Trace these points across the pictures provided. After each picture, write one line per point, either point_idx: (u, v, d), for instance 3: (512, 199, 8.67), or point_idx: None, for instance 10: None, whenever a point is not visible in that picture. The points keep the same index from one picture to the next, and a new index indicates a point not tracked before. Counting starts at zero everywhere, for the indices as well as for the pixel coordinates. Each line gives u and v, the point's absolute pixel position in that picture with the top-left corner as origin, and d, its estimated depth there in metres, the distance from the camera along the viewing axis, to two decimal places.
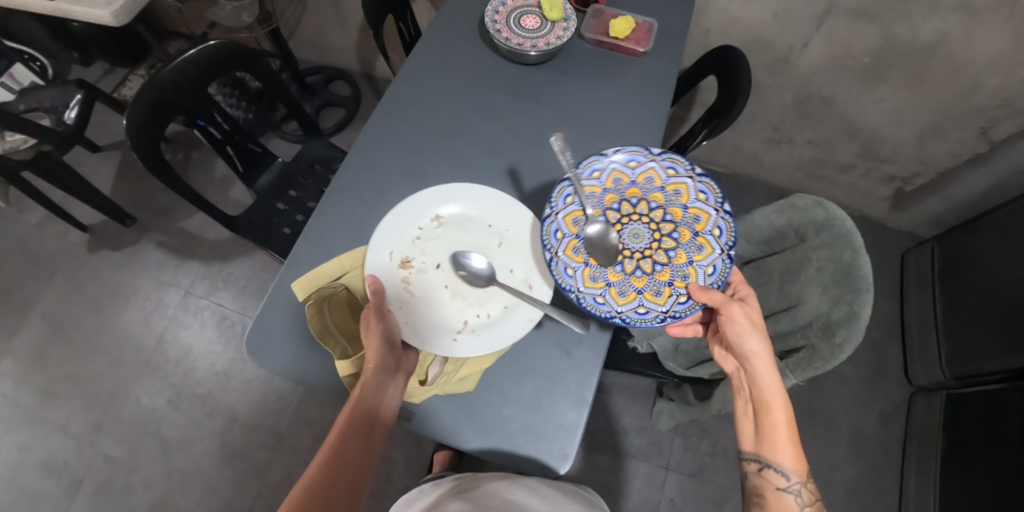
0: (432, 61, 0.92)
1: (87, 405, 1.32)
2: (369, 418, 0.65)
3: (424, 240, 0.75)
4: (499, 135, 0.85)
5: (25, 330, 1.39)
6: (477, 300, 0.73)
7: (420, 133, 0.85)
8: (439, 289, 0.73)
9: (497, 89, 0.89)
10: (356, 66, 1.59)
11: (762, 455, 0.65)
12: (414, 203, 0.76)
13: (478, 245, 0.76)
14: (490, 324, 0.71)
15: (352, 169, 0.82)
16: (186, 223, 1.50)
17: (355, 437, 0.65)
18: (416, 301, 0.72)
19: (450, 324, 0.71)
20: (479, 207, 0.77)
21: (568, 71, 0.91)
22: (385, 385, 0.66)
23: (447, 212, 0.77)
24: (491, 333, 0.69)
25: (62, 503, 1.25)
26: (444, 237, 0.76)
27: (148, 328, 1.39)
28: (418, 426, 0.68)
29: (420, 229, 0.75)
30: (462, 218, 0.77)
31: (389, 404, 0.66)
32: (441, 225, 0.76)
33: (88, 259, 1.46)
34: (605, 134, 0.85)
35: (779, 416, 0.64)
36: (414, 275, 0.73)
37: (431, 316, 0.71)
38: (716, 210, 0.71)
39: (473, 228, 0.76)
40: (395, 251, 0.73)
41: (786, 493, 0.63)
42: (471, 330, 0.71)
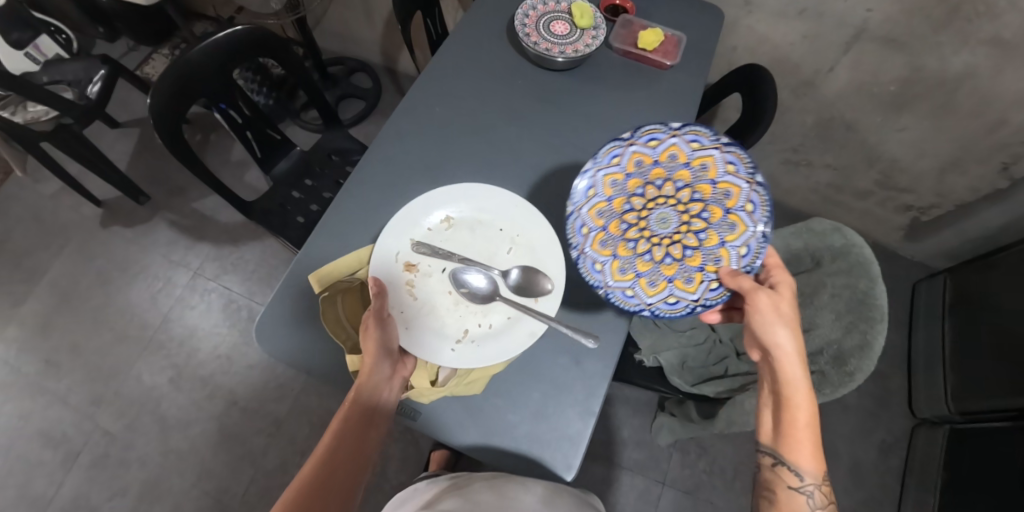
0: (459, 61, 0.92)
1: (89, 378, 1.33)
2: (367, 415, 0.66)
3: (432, 241, 0.75)
4: (522, 139, 0.85)
5: (34, 298, 1.40)
6: (480, 309, 0.72)
7: (442, 133, 0.85)
8: (443, 295, 0.73)
9: (521, 93, 0.89)
10: (379, 59, 1.59)
11: (778, 451, 0.62)
12: (426, 201, 0.76)
13: (485, 252, 0.75)
14: (491, 334, 0.70)
15: (372, 162, 0.82)
16: (200, 204, 1.50)
17: (353, 433, 0.65)
18: (419, 306, 0.72)
19: (450, 333, 0.70)
20: (490, 210, 0.77)
21: (594, 79, 0.91)
22: (383, 385, 0.66)
23: (458, 214, 0.76)
24: (490, 344, 0.68)
25: (57, 474, 1.26)
26: (453, 240, 0.75)
27: (155, 306, 1.40)
28: (422, 426, 0.68)
29: (429, 229, 0.75)
30: (474, 221, 0.76)
31: (386, 405, 0.66)
32: (450, 226, 0.76)
33: (101, 233, 1.47)
34: None
35: (800, 414, 0.61)
36: (419, 278, 0.73)
37: (432, 323, 0.71)
38: (748, 182, 0.69)
39: (484, 234, 0.76)
40: (399, 255, 0.73)
41: (799, 493, 0.61)
42: (470, 340, 0.70)
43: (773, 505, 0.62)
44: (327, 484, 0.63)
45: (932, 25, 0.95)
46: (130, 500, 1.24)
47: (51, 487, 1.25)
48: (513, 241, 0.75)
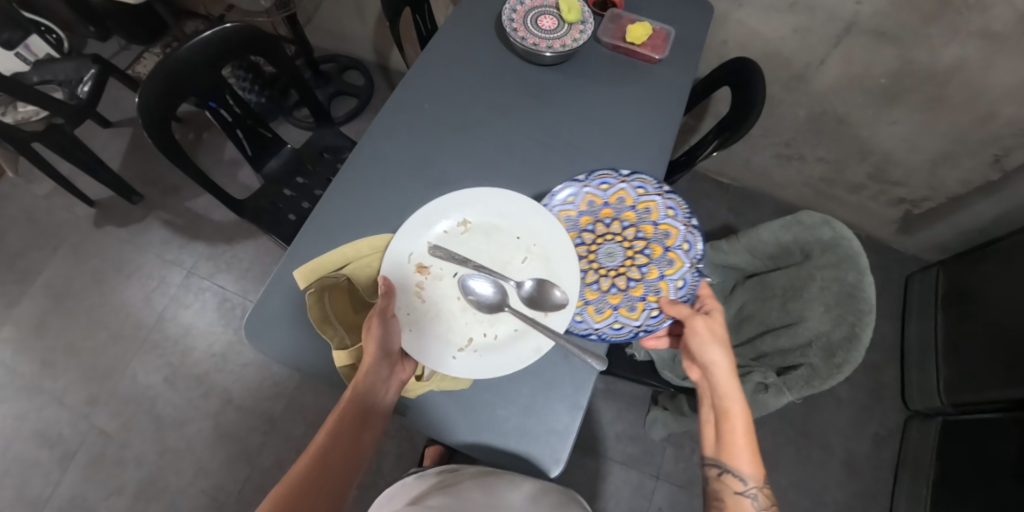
0: (447, 57, 0.91)
1: (84, 378, 1.33)
2: (363, 415, 0.66)
3: (447, 244, 0.74)
4: (511, 134, 0.85)
5: (29, 299, 1.40)
6: (488, 319, 0.71)
7: (431, 128, 0.85)
8: (452, 300, 0.72)
9: (510, 89, 0.89)
10: (371, 56, 1.59)
11: (721, 460, 0.63)
12: (443, 203, 0.75)
13: (498, 259, 0.74)
14: (494, 346, 0.69)
15: (361, 158, 0.82)
16: (193, 203, 1.50)
17: (348, 431, 0.65)
18: (426, 308, 0.71)
19: (454, 340, 0.69)
20: (507, 216, 0.76)
21: (582, 74, 0.91)
22: (380, 385, 0.66)
23: (475, 218, 0.76)
24: (493, 356, 0.67)
25: (54, 474, 1.26)
26: (468, 244, 0.74)
27: (149, 305, 1.40)
28: (411, 421, 0.68)
29: (445, 231, 0.75)
30: (490, 226, 0.75)
31: (381, 405, 0.66)
32: (467, 230, 0.75)
33: (94, 233, 1.47)
34: (614, 143, 0.85)
35: (737, 421, 0.62)
36: (429, 281, 0.72)
37: (438, 327, 0.70)
38: (684, 225, 0.76)
39: (500, 240, 0.75)
40: (412, 255, 0.73)
41: (744, 497, 0.61)
42: (473, 350, 0.69)
43: None
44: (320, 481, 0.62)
45: (922, 18, 0.95)
46: (127, 499, 1.24)
47: (48, 487, 1.25)
48: (531, 249, 0.74)
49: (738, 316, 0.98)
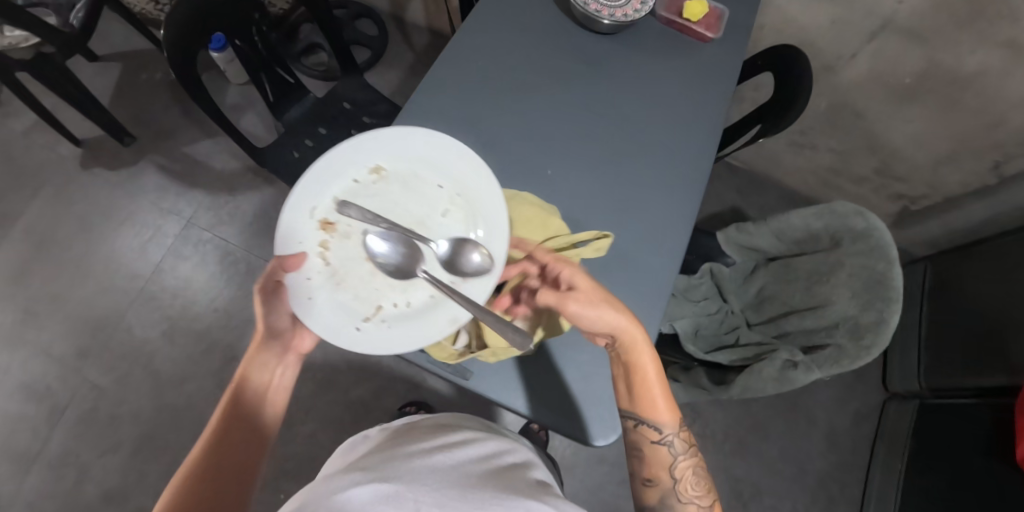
0: (502, 15, 0.89)
1: (73, 330, 1.28)
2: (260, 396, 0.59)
3: (356, 195, 0.65)
4: (567, 100, 0.85)
5: (7, 245, 1.32)
6: (402, 286, 0.63)
7: (485, 88, 0.83)
8: (360, 263, 0.63)
9: (560, 53, 0.88)
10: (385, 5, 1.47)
11: (636, 413, 0.62)
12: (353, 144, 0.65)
13: (416, 215, 0.66)
14: (409, 316, 0.62)
15: (416, 114, 0.80)
16: (192, 149, 1.39)
17: (247, 417, 0.57)
18: (330, 273, 0.62)
19: (360, 309, 0.62)
20: (434, 162, 0.67)
21: (637, 45, 0.91)
22: (272, 365, 0.61)
23: (389, 164, 0.66)
24: (406, 328, 0.61)
25: (42, 429, 1.24)
26: (381, 196, 0.66)
27: (144, 256, 1.32)
28: (476, 384, 0.69)
29: (356, 180, 0.65)
30: (410, 173, 0.67)
31: (276, 385, 0.61)
32: (380, 177, 0.66)
33: (81, 177, 1.37)
34: (665, 115, 0.86)
35: (650, 376, 0.60)
36: (336, 240, 0.63)
37: (343, 294, 0.62)
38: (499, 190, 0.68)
39: (420, 190, 0.67)
40: (315, 210, 0.63)
41: (661, 445, 0.62)
42: (381, 320, 0.61)
43: (643, 460, 0.63)
44: (218, 480, 0.51)
45: (955, 23, 0.98)
46: (123, 455, 1.22)
47: (37, 442, 1.23)
48: (453, 202, 0.67)
49: (755, 297, 1.05)
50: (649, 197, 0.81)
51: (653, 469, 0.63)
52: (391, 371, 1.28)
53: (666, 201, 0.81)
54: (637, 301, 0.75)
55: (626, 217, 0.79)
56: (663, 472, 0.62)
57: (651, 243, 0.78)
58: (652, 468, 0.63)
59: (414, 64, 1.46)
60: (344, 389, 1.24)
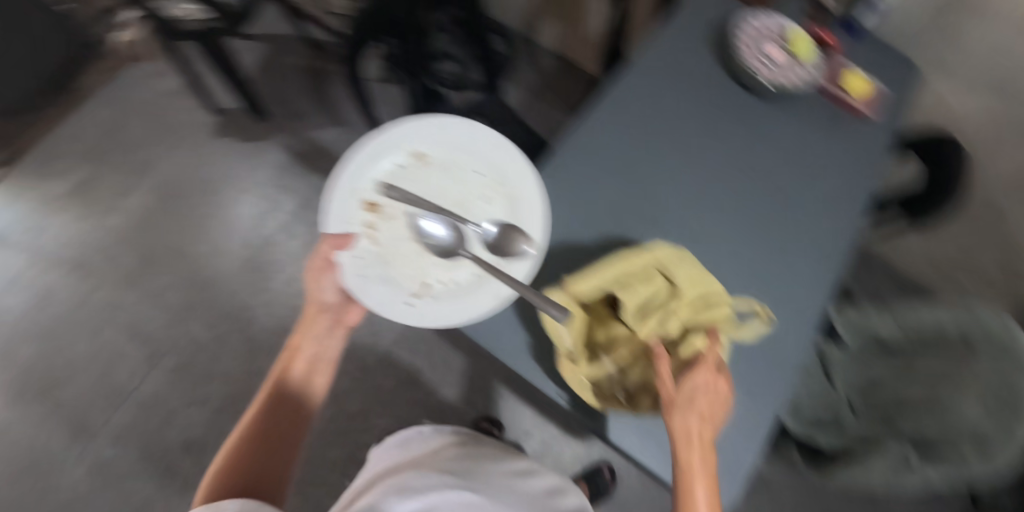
0: (665, 63, 0.91)
1: (185, 283, 1.37)
2: (312, 364, 0.75)
3: (399, 179, 0.73)
4: (719, 156, 0.85)
5: (144, 194, 1.45)
6: (446, 264, 0.72)
7: (642, 132, 0.85)
8: (406, 243, 0.72)
9: (716, 110, 0.88)
10: (517, 26, 1.52)
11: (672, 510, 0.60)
12: (391, 133, 0.72)
13: (457, 198, 0.75)
14: (453, 291, 0.70)
15: (576, 146, 0.82)
16: (318, 134, 1.48)
17: (298, 379, 0.73)
18: (379, 251, 0.70)
19: (408, 284, 0.69)
20: (470, 148, 0.75)
21: (792, 112, 0.91)
22: (322, 336, 0.75)
23: (429, 150, 0.74)
24: (453, 301, 0.69)
25: (140, 370, 1.32)
26: (422, 180, 0.74)
27: (258, 226, 1.40)
28: (603, 427, 0.68)
29: (398, 164, 0.73)
30: (449, 160, 0.75)
31: (326, 352, 0.76)
32: (422, 163, 0.74)
33: (215, 143, 1.48)
34: (814, 187, 0.86)
35: (692, 480, 0.58)
36: (381, 221, 0.71)
37: (392, 272, 0.70)
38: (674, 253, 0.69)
39: (462, 176, 0.75)
40: (359, 192, 0.71)
41: None
42: (430, 295, 0.69)
43: None
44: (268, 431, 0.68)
45: None
46: (208, 409, 1.29)
47: (134, 381, 1.32)
48: (495, 189, 0.75)
49: (864, 385, 1.00)
50: (791, 267, 0.81)
51: None
52: (470, 383, 1.29)
53: (806, 278, 0.80)
54: (768, 371, 0.75)
55: (767, 284, 0.79)
56: None
57: (788, 314, 0.78)
58: None
59: (539, 87, 1.49)
60: (424, 391, 1.27)
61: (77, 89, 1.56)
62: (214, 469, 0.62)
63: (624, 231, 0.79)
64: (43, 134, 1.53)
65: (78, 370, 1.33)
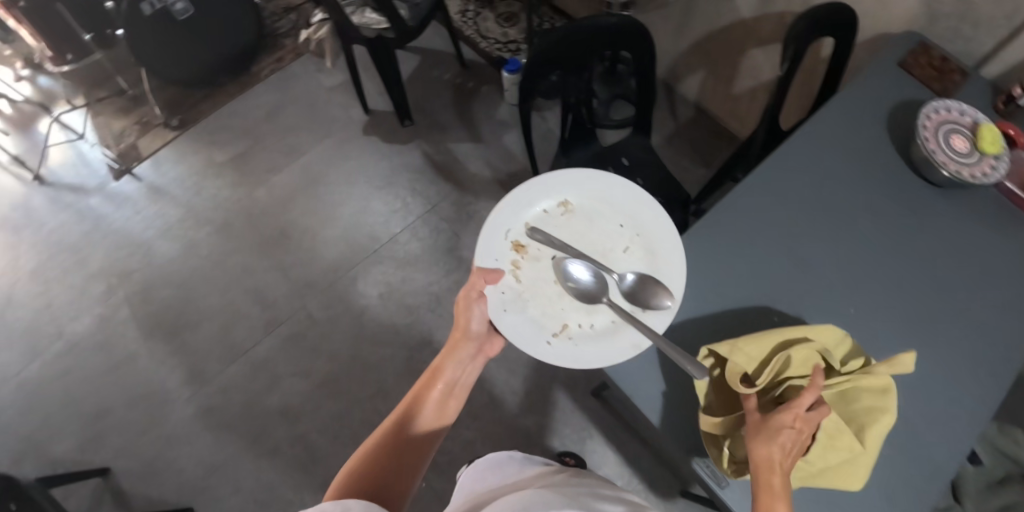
0: (836, 137, 0.89)
1: (312, 261, 1.49)
2: (450, 388, 0.68)
3: (545, 224, 0.74)
4: (886, 241, 0.82)
5: (291, 174, 1.60)
6: (586, 309, 0.70)
7: (806, 204, 0.83)
8: (548, 285, 0.70)
9: (891, 194, 0.85)
10: (662, 72, 1.54)
11: None
12: (542, 182, 0.74)
13: (599, 246, 0.73)
14: (591, 336, 0.68)
15: (733, 207, 0.83)
16: (453, 146, 1.57)
17: (434, 400, 0.66)
18: (522, 289, 0.70)
19: (549, 325, 0.69)
20: (614, 202, 0.74)
21: (970, 207, 0.85)
22: (465, 362, 0.70)
23: (575, 199, 0.75)
24: (592, 348, 0.67)
25: (258, 332, 1.44)
26: (567, 226, 0.74)
27: (386, 222, 1.50)
28: (729, 497, 0.66)
29: (545, 211, 0.74)
30: (593, 210, 0.74)
31: (464, 380, 0.70)
32: (567, 211, 0.74)
33: (361, 139, 1.61)
34: (988, 289, 0.79)
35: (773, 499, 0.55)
36: (526, 261, 0.71)
37: (533, 309, 0.69)
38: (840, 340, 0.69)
39: (604, 227, 0.74)
40: (508, 232, 0.72)
41: None
42: (568, 337, 0.68)
43: None
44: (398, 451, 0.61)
45: None
46: (310, 381, 1.38)
47: (250, 340, 1.44)
48: (635, 242, 0.73)
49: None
50: (951, 370, 0.75)
51: None
52: (557, 414, 1.29)
53: (973, 391, 0.75)
54: (907, 475, 0.70)
55: (919, 384, 0.75)
56: None
57: (938, 420, 0.73)
58: None
59: (674, 134, 1.49)
60: (512, 413, 1.29)
61: (253, 72, 1.76)
62: (336, 483, 0.56)
63: (778, 303, 0.77)
64: (218, 107, 1.73)
65: (205, 319, 1.47)
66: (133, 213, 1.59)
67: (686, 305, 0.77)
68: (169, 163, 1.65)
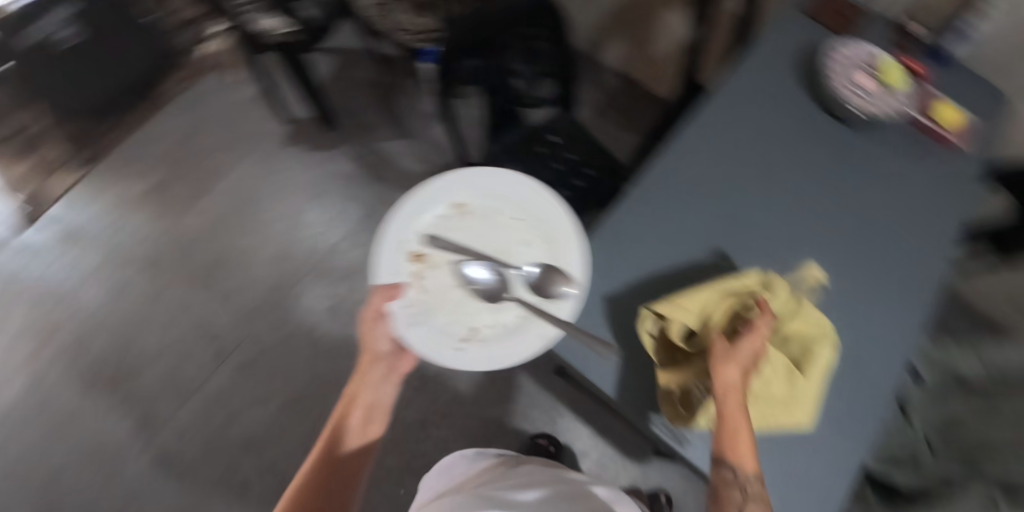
0: (752, 89, 0.90)
1: (253, 285, 1.43)
2: (370, 410, 0.74)
3: (441, 229, 0.72)
4: (809, 185, 0.84)
5: (217, 198, 1.52)
6: (492, 308, 0.69)
7: (730, 158, 0.84)
8: (451, 290, 0.70)
9: (808, 138, 0.87)
10: (583, 45, 1.54)
11: (718, 453, 0.59)
12: (431, 187, 0.72)
13: (499, 243, 0.73)
14: (500, 335, 0.68)
15: (664, 170, 0.82)
16: (384, 146, 1.52)
17: (355, 425, 0.72)
18: (427, 299, 0.69)
19: (457, 330, 0.68)
20: (508, 195, 0.73)
21: (882, 141, 0.88)
22: (379, 383, 0.75)
23: (468, 199, 0.73)
24: (502, 347, 0.67)
25: (207, 367, 1.37)
26: (464, 228, 0.72)
27: (325, 233, 1.45)
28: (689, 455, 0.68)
29: (439, 216, 0.73)
30: (488, 208, 0.73)
31: (382, 401, 0.75)
32: (461, 213, 0.73)
33: (286, 151, 1.54)
34: (904, 218, 0.83)
35: (740, 420, 0.59)
36: (427, 270, 0.70)
37: (439, 317, 0.69)
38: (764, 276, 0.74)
39: (502, 223, 0.73)
40: (404, 244, 0.71)
41: (734, 491, 0.58)
42: (478, 339, 0.68)
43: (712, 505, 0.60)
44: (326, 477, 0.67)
45: None
46: (271, 408, 1.33)
47: (200, 376, 1.37)
48: (534, 233, 0.72)
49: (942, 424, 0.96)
50: (880, 299, 0.79)
51: None
52: (526, 399, 1.29)
53: (902, 316, 0.79)
54: (851, 404, 0.75)
55: (854, 317, 0.78)
56: None
57: (875, 347, 0.77)
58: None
59: (603, 105, 1.49)
60: (481, 406, 1.29)
61: (158, 94, 1.65)
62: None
63: (715, 261, 0.78)
64: (124, 135, 1.61)
65: (147, 362, 1.39)
66: (48, 262, 1.47)
67: (627, 274, 0.77)
68: (80, 203, 1.53)
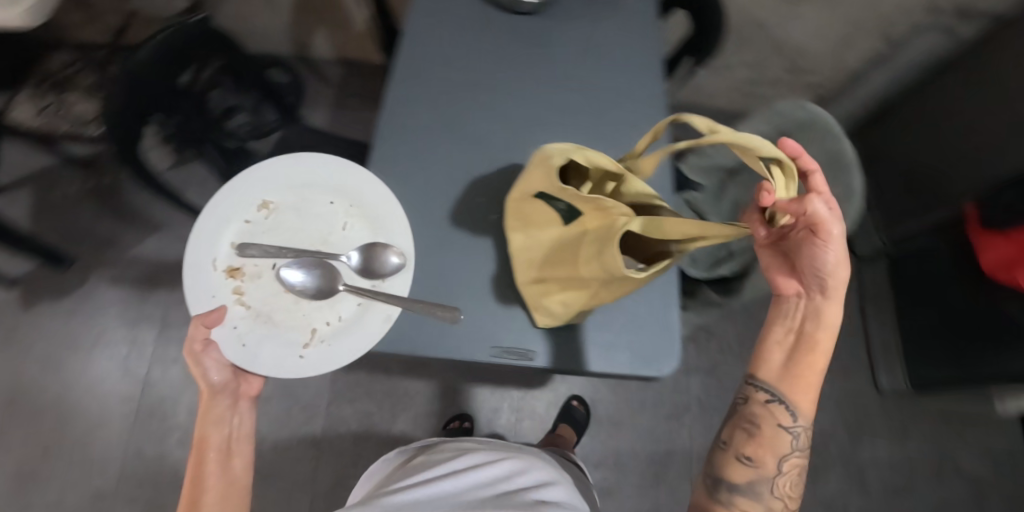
0: (429, 20, 0.88)
1: (82, 473, 1.21)
2: (226, 446, 0.70)
3: (252, 236, 0.67)
4: (524, 81, 0.87)
5: None
6: (326, 305, 0.65)
7: (447, 93, 0.84)
8: (279, 297, 0.65)
9: (504, 40, 0.89)
10: (287, 49, 1.44)
11: (781, 389, 0.63)
12: (230, 191, 0.67)
13: (317, 235, 0.68)
14: (341, 330, 0.64)
15: (392, 134, 0.81)
16: (139, 251, 1.33)
17: (215, 469, 0.69)
18: (258, 313, 0.64)
19: (297, 337, 0.64)
20: (316, 183, 0.70)
21: (562, 14, 0.92)
22: (226, 418, 0.70)
23: (276, 196, 0.69)
24: (346, 341, 0.63)
25: None
26: (275, 228, 0.68)
27: (129, 374, 1.27)
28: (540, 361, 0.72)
29: (247, 221, 0.67)
30: (299, 200, 0.69)
31: (237, 431, 0.71)
32: (270, 212, 0.68)
33: (29, 317, 1.28)
34: (611, 69, 0.89)
35: (819, 355, 0.62)
36: (247, 283, 0.65)
37: (273, 330, 0.64)
38: None
39: (315, 213, 0.69)
40: (218, 260, 0.65)
41: (786, 431, 0.63)
42: (320, 341, 0.64)
43: (753, 436, 0.64)
44: None
45: None
46: None
47: None
48: (352, 214, 0.69)
49: None
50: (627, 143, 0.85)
51: (761, 449, 0.63)
52: (422, 398, 1.28)
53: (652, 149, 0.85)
54: None
55: None
56: (769, 457, 0.63)
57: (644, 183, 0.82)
58: (761, 446, 0.63)
59: (337, 99, 1.45)
60: (386, 430, 1.25)
61: None
62: None
63: (479, 192, 0.79)
64: None
65: None
66: None
67: None
68: None
